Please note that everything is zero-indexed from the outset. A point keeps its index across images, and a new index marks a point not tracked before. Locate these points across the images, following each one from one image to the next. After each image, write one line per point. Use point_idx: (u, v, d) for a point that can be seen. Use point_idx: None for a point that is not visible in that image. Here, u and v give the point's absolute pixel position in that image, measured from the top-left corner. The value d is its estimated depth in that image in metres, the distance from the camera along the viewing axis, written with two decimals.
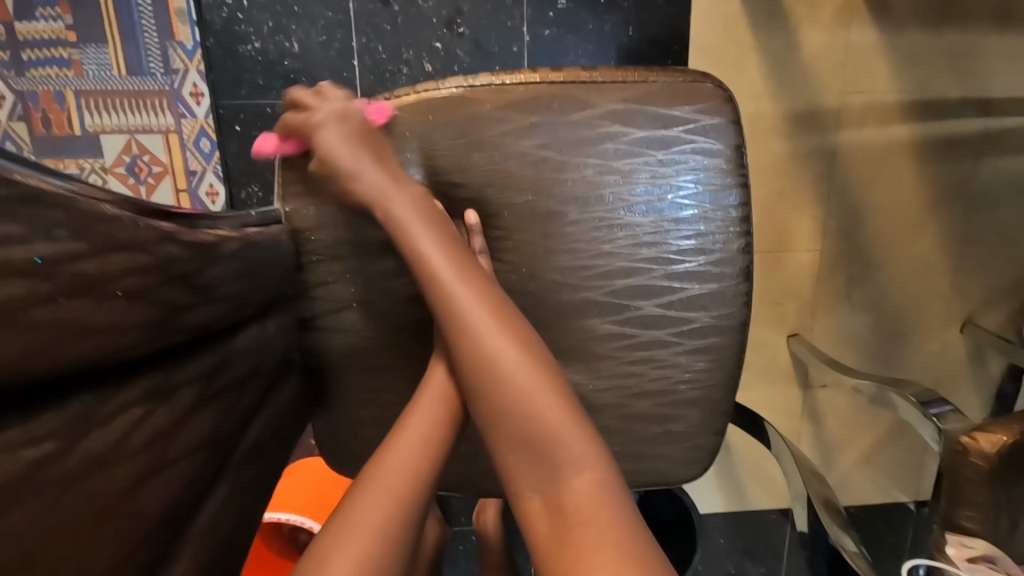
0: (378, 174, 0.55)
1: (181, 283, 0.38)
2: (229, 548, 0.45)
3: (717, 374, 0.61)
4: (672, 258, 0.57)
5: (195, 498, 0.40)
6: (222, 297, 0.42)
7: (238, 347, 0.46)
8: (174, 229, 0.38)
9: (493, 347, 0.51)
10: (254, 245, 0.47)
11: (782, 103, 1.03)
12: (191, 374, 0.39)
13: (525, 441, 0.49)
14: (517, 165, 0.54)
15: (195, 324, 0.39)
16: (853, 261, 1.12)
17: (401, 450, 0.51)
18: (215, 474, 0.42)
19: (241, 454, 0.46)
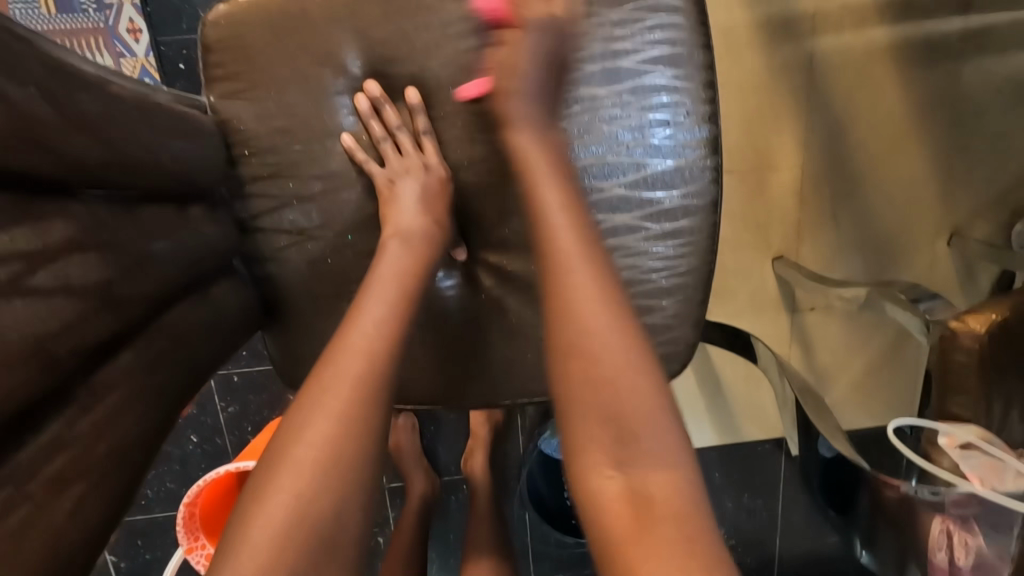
0: (308, 55, 0.50)
1: (51, 110, 0.34)
2: (144, 434, 0.42)
3: (692, 261, 0.57)
4: (636, 132, 0.53)
5: (79, 361, 0.36)
6: (111, 146, 0.38)
7: (143, 216, 0.42)
8: (35, 45, 0.34)
9: (595, 326, 0.44)
10: (161, 115, 0.43)
11: (755, 10, 0.98)
12: (69, 217, 0.36)
13: (611, 409, 0.43)
14: (458, 37, 0.51)
15: (73, 165, 0.36)
16: (837, 176, 1.07)
17: (360, 333, 0.47)
18: (110, 343, 0.39)
19: (151, 334, 0.43)
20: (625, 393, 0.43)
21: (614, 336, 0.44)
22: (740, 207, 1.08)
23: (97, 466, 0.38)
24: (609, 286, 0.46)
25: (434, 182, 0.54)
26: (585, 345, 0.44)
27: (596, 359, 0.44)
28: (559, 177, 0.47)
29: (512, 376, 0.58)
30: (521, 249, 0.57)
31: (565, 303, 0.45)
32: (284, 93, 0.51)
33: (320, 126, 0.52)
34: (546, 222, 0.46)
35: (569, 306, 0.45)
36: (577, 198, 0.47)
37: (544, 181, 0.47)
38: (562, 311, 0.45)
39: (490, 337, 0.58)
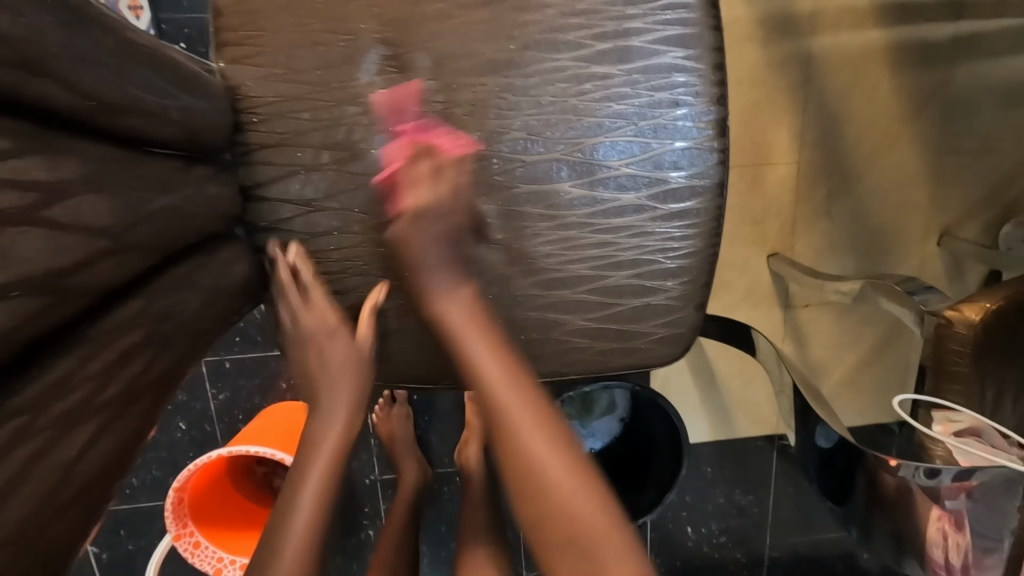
0: (320, 23, 0.50)
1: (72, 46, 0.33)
2: (144, 391, 0.40)
3: (697, 242, 0.58)
4: (645, 111, 0.54)
5: (86, 304, 0.35)
6: (126, 90, 0.37)
7: (151, 164, 0.41)
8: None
9: (534, 450, 0.48)
10: (175, 63, 0.43)
11: (755, 8, 1.00)
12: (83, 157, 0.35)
13: (566, 523, 0.46)
14: (470, 12, 0.51)
15: (85, 103, 0.34)
16: (831, 175, 1.09)
17: (307, 493, 0.52)
18: (115, 289, 0.37)
19: (156, 287, 0.41)
20: (590, 532, 0.46)
21: (549, 456, 0.48)
22: (734, 202, 1.09)
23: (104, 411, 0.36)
24: (542, 408, 0.50)
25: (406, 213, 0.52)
26: (529, 471, 0.48)
27: (549, 493, 0.47)
28: (483, 321, 0.53)
29: (516, 354, 0.58)
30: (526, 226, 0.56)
31: (506, 436, 0.49)
32: (294, 59, 0.50)
33: (326, 94, 0.51)
34: (472, 364, 0.51)
35: (511, 438, 0.49)
36: (499, 335, 0.53)
37: (467, 327, 0.52)
38: (523, 457, 0.48)
39: (493, 317, 0.57)
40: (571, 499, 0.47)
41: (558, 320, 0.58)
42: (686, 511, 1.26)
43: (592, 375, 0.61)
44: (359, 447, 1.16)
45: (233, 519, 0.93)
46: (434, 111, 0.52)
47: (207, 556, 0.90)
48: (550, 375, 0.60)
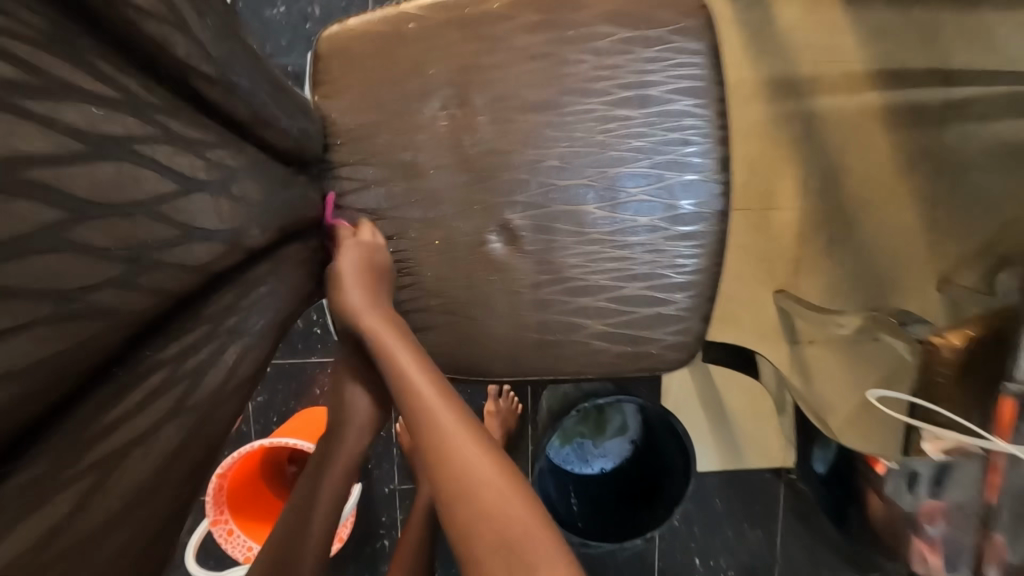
0: (397, 67, 0.62)
1: (241, 73, 0.44)
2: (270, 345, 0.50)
3: (702, 261, 0.67)
4: (660, 149, 0.64)
5: (238, 264, 0.45)
6: (269, 106, 0.48)
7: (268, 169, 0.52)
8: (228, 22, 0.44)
9: (466, 465, 0.49)
10: (295, 93, 0.54)
11: (760, 70, 1.12)
12: (239, 152, 0.45)
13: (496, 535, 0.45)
14: (519, 62, 0.62)
15: (245, 114, 0.45)
16: (833, 220, 1.18)
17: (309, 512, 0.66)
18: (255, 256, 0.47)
19: (274, 259, 0.51)
20: (487, 486, 0.48)
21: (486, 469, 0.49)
22: (740, 241, 1.18)
23: (249, 341, 0.46)
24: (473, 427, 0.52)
25: (371, 257, 0.61)
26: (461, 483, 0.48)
27: (441, 449, 0.50)
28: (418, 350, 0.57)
29: (542, 353, 0.66)
30: (556, 241, 0.65)
31: (439, 455, 0.50)
32: (374, 95, 0.62)
33: (399, 124, 0.62)
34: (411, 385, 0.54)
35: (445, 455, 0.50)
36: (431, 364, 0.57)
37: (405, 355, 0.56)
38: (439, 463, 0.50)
39: (521, 317, 0.66)
40: (461, 448, 0.50)
41: (580, 325, 0.67)
42: (695, 542, 1.27)
43: (609, 376, 0.68)
44: (381, 456, 1.22)
45: (265, 511, 1.00)
46: (487, 140, 0.63)
47: (238, 544, 0.96)
48: (571, 374, 0.68)
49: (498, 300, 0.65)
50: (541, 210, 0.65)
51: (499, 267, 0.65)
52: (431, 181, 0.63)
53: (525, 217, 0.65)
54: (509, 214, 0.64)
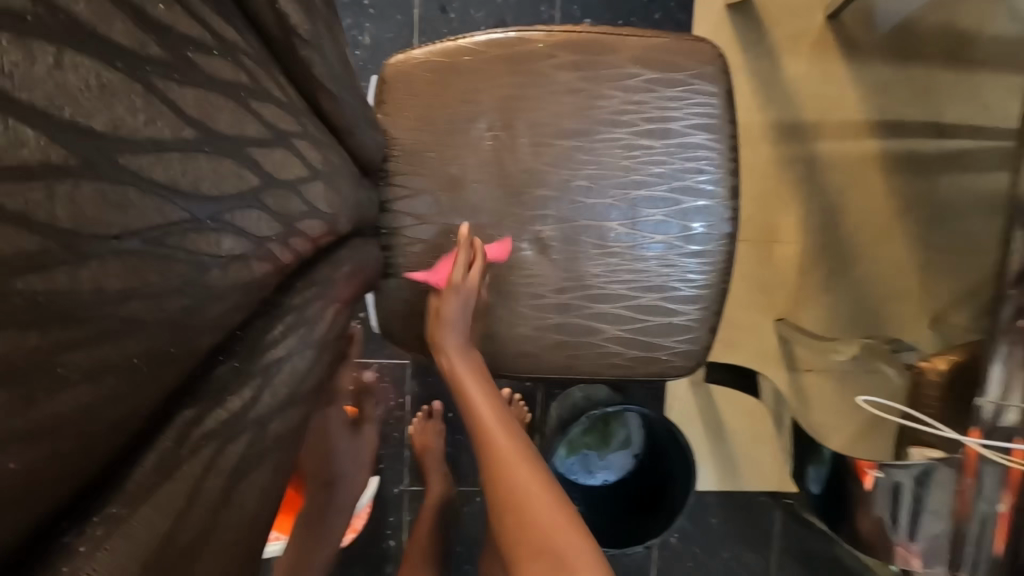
0: (451, 92, 0.70)
1: (343, 89, 0.52)
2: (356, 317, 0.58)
3: (710, 277, 0.75)
4: (676, 176, 0.73)
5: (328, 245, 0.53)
6: (359, 116, 0.56)
7: None
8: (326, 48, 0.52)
9: (504, 456, 0.63)
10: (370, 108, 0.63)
11: (768, 114, 1.22)
12: None
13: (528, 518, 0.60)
14: (557, 94, 0.71)
15: (343, 122, 0.53)
16: (831, 256, 1.26)
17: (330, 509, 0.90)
18: (343, 238, 0.55)
19: (355, 243, 0.59)
20: (518, 481, 0.62)
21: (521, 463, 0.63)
22: (745, 270, 1.26)
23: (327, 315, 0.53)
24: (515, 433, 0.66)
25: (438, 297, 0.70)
26: (503, 472, 0.62)
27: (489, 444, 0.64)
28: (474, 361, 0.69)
29: (562, 351, 0.73)
30: (581, 253, 0.73)
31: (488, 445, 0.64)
32: (429, 115, 0.70)
33: (448, 142, 0.71)
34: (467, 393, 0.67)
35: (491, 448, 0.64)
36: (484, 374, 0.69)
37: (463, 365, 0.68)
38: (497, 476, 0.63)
39: (544, 319, 0.73)
40: (501, 444, 0.64)
41: (598, 329, 0.74)
42: (691, 561, 1.31)
43: (622, 377, 0.75)
44: (392, 457, 1.27)
45: None
46: (525, 160, 0.71)
47: None
48: (587, 373, 0.75)
49: (524, 303, 0.73)
50: (569, 224, 0.72)
51: (526, 273, 0.72)
52: (472, 194, 0.71)
53: (554, 230, 0.72)
54: (538, 227, 0.72)
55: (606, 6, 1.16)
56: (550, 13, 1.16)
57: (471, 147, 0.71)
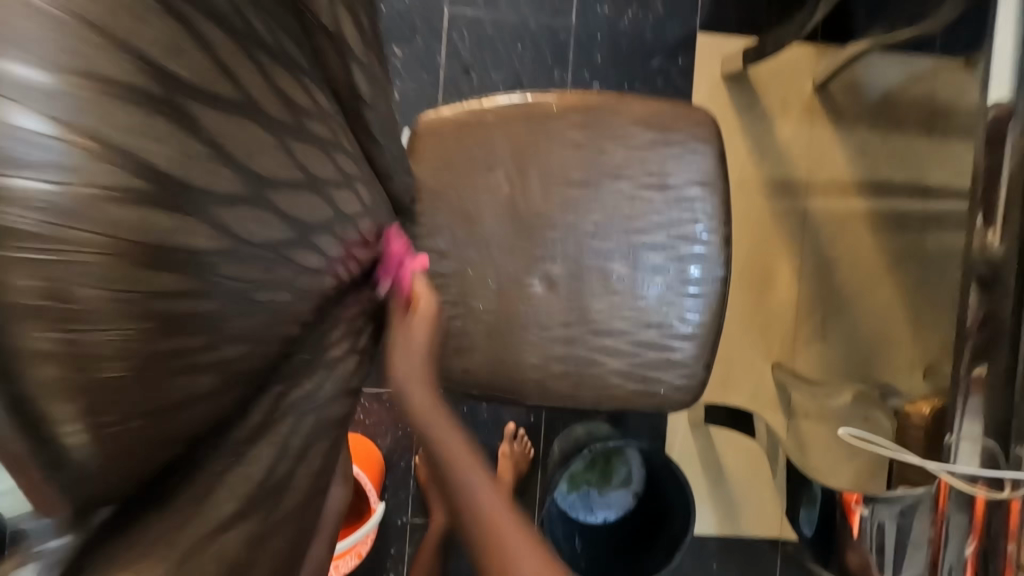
0: (473, 145, 0.79)
1: (384, 141, 0.61)
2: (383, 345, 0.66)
3: (704, 317, 0.81)
4: (674, 224, 0.81)
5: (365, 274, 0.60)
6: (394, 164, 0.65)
7: None
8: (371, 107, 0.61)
9: (471, 497, 0.53)
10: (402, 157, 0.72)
11: (762, 172, 1.31)
12: None
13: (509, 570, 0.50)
14: (567, 150, 0.80)
15: (382, 168, 0.61)
16: (825, 304, 1.32)
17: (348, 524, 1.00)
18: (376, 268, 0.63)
19: None
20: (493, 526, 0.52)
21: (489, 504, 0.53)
22: (742, 316, 1.32)
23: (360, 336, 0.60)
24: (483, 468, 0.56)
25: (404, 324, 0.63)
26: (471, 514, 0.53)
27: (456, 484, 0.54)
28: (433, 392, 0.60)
29: (568, 381, 0.79)
30: (586, 291, 0.80)
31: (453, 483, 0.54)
32: (452, 164, 0.79)
33: (469, 188, 0.79)
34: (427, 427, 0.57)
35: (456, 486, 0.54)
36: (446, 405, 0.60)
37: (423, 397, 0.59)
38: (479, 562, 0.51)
39: (551, 350, 0.79)
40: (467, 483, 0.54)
41: (601, 361, 0.80)
42: None
43: (623, 408, 0.81)
44: (396, 487, 1.30)
45: None
46: (537, 207, 0.79)
47: None
48: (590, 403, 0.80)
49: (533, 335, 0.79)
50: (575, 265, 0.80)
51: (536, 307, 0.79)
52: (489, 234, 0.79)
53: (562, 269, 0.80)
54: (548, 265, 0.80)
55: (613, 72, 1.29)
56: (562, 77, 1.28)
57: (489, 193, 0.79)
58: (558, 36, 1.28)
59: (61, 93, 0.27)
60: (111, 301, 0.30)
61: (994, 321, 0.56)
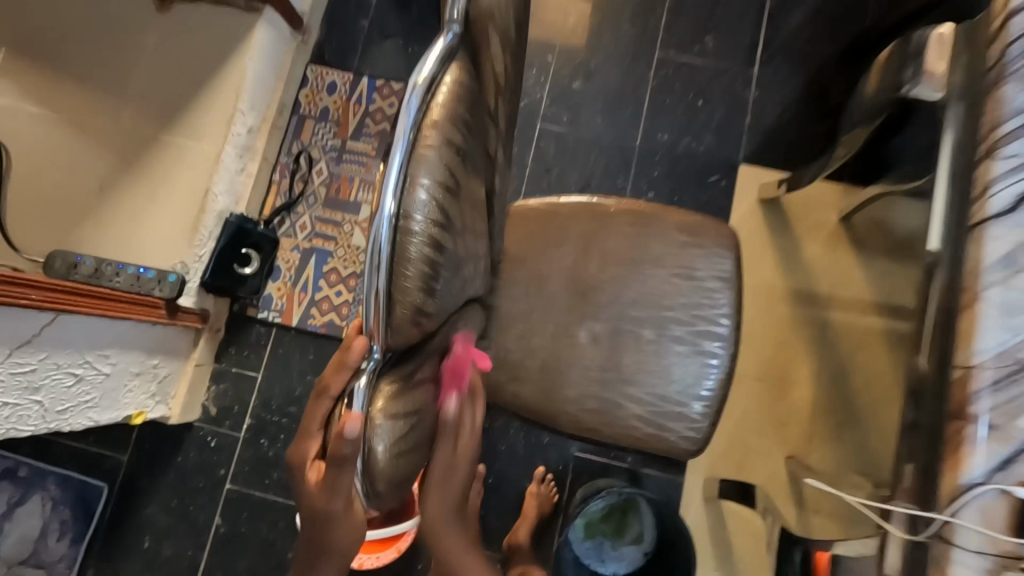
0: (548, 227, 1.06)
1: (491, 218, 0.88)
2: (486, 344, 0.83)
3: (714, 383, 1.01)
4: (696, 307, 1.03)
5: None
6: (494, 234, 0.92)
7: None
8: None
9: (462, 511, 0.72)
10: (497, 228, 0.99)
11: (788, 283, 1.52)
12: None
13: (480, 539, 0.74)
14: (618, 241, 1.05)
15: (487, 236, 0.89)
16: (840, 411, 1.44)
17: None
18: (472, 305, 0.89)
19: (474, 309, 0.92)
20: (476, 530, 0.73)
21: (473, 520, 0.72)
22: (760, 407, 1.47)
23: None
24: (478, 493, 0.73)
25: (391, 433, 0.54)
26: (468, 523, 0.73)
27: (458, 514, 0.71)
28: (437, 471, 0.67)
29: (597, 417, 1.00)
30: (620, 349, 1.02)
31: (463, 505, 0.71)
32: (531, 239, 1.06)
33: (540, 258, 1.05)
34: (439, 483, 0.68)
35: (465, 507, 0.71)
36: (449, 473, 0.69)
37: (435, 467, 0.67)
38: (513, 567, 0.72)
39: (587, 390, 1.00)
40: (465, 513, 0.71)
41: (626, 406, 1.00)
42: None
43: (640, 448, 0.99)
44: None
45: None
46: (590, 280, 1.04)
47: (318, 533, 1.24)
48: (613, 439, 1.00)
49: (574, 376, 1.01)
50: (614, 328, 1.03)
51: (580, 353, 1.02)
52: (551, 294, 1.04)
53: (603, 330, 1.03)
54: (593, 324, 1.03)
55: (667, 186, 1.58)
56: (623, 184, 1.58)
57: (555, 265, 1.05)
58: (624, 154, 1.60)
59: (428, 185, 0.49)
60: (429, 266, 0.51)
61: (920, 415, 0.70)
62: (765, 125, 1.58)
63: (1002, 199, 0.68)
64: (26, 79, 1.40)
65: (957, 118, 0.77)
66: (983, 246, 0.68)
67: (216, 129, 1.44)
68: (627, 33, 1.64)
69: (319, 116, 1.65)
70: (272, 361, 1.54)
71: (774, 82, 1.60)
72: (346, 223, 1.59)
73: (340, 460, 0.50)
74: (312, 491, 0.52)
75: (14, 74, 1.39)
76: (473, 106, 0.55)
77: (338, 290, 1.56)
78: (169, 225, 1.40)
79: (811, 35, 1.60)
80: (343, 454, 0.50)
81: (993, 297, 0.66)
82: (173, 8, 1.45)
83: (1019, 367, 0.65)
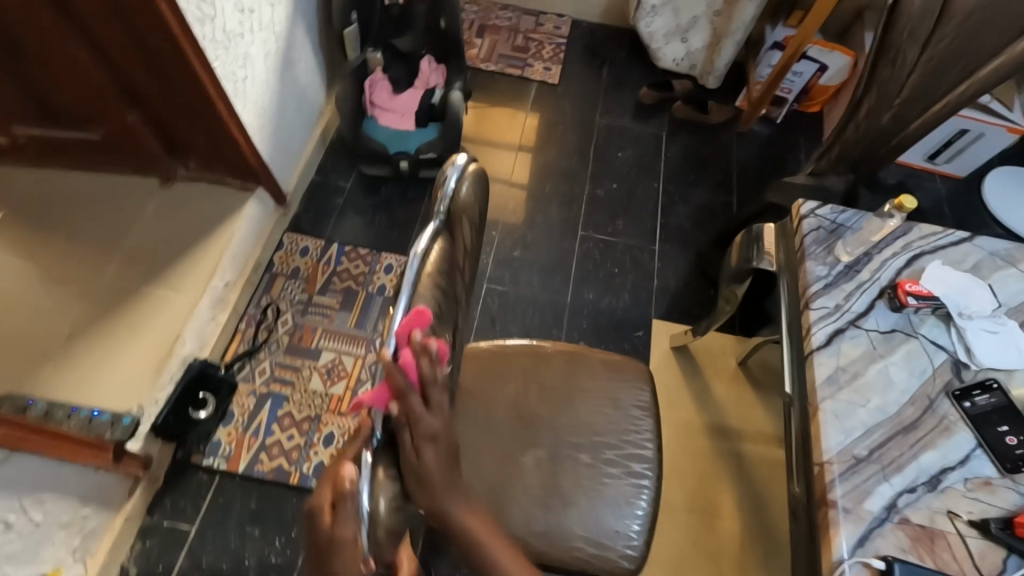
0: (495, 365, 1.24)
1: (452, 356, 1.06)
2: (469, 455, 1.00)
3: (647, 505, 1.13)
4: (625, 434, 1.20)
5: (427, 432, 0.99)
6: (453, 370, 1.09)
7: None
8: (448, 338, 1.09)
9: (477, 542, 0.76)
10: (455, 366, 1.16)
11: (704, 420, 1.73)
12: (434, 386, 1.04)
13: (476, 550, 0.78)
14: (556, 378, 1.24)
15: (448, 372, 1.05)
16: (766, 543, 1.56)
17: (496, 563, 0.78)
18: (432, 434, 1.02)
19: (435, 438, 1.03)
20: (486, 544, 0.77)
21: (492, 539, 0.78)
22: (695, 541, 1.55)
23: None
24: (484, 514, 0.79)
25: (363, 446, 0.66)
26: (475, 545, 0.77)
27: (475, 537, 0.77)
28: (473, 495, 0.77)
29: (541, 541, 1.08)
30: (558, 473, 1.14)
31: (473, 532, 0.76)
32: (481, 378, 1.22)
33: (489, 393, 1.20)
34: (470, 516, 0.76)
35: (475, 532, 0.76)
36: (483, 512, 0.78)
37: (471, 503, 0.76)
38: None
39: (533, 515, 1.10)
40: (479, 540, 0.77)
41: (566, 528, 1.09)
42: None
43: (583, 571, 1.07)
44: None
45: None
46: (533, 411, 1.20)
47: None
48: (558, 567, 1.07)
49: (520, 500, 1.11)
50: (556, 454, 1.16)
51: (525, 479, 1.13)
52: (499, 425, 1.18)
53: (544, 454, 1.16)
54: (537, 450, 1.16)
55: (595, 336, 1.84)
56: (558, 334, 1.83)
57: (503, 400, 1.20)
58: (558, 309, 1.88)
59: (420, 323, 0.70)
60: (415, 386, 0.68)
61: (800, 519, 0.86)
62: (669, 288, 1.95)
63: (820, 337, 0.96)
64: (32, 244, 1.59)
65: (785, 278, 1.09)
66: (815, 369, 0.93)
67: (198, 282, 1.60)
68: (555, 217, 2.06)
69: (289, 274, 1.86)
70: (209, 511, 1.48)
71: (672, 255, 2.02)
72: (305, 368, 1.70)
73: (347, 502, 0.60)
74: (326, 532, 0.61)
75: (22, 240, 1.59)
76: (448, 265, 0.78)
77: (290, 434, 1.60)
78: (131, 367, 1.46)
79: (695, 222, 2.09)
80: (352, 498, 0.61)
81: (828, 407, 0.89)
82: (176, 185, 1.71)
83: (856, 461, 0.85)
